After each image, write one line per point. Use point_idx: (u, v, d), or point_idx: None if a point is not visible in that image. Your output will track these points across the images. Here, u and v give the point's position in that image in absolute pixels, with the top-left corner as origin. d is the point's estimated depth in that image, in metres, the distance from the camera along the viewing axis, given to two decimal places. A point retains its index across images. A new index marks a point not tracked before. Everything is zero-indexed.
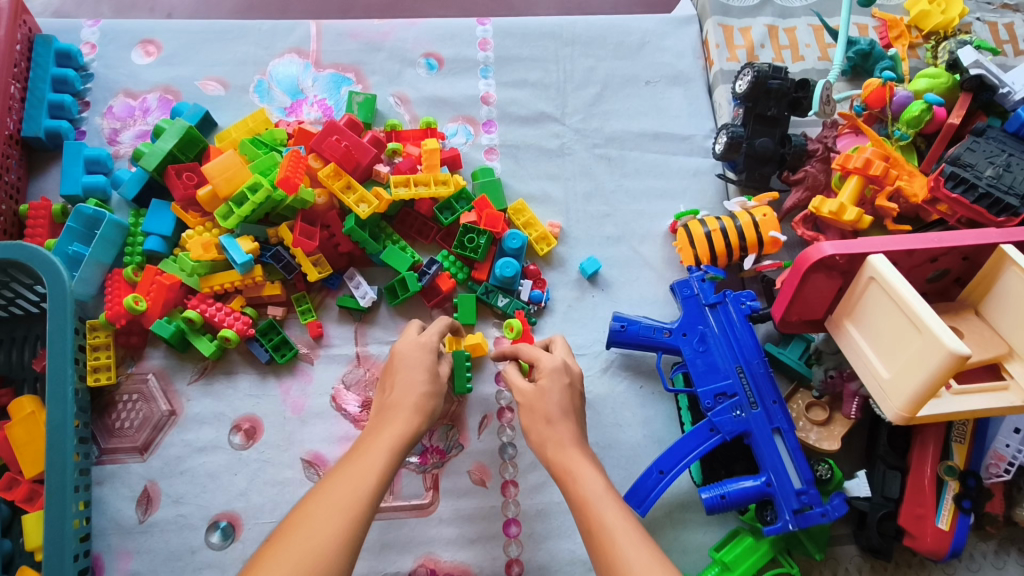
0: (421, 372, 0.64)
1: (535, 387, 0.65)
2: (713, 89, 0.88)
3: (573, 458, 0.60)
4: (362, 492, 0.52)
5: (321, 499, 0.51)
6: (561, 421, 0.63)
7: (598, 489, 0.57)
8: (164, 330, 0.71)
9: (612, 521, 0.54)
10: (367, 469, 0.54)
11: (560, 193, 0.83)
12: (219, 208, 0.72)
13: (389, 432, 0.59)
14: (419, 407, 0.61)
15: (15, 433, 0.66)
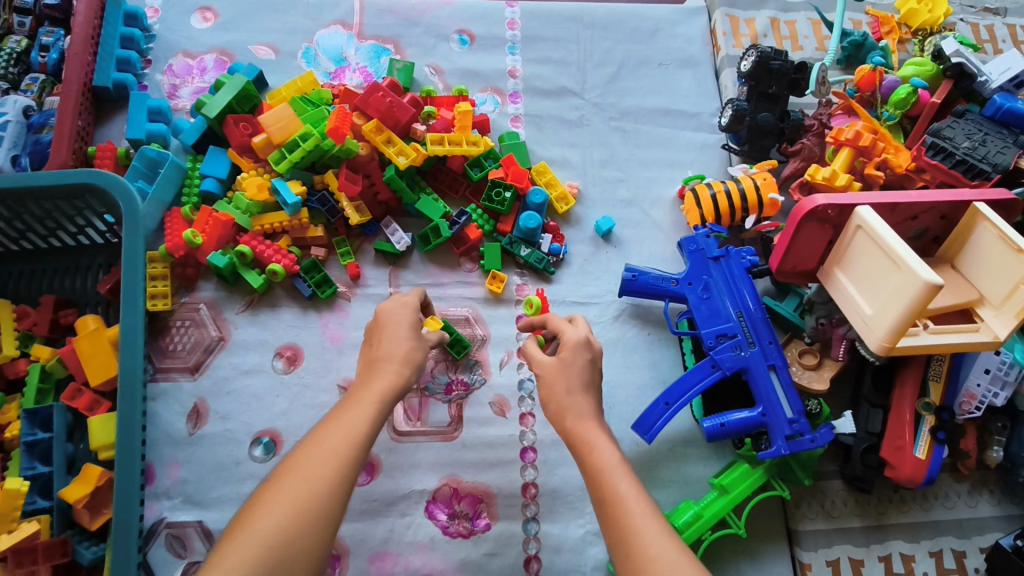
0: (405, 328, 0.67)
1: (556, 361, 0.67)
2: (720, 72, 0.96)
3: (589, 429, 0.62)
4: (360, 436, 0.56)
5: (321, 440, 0.55)
6: (578, 395, 0.65)
7: (613, 460, 0.59)
8: (219, 261, 0.77)
9: (622, 489, 0.57)
10: (362, 415, 0.57)
11: (578, 159, 0.91)
12: (273, 153, 0.80)
13: (381, 380, 0.62)
14: (405, 356, 0.64)
15: (82, 346, 0.73)
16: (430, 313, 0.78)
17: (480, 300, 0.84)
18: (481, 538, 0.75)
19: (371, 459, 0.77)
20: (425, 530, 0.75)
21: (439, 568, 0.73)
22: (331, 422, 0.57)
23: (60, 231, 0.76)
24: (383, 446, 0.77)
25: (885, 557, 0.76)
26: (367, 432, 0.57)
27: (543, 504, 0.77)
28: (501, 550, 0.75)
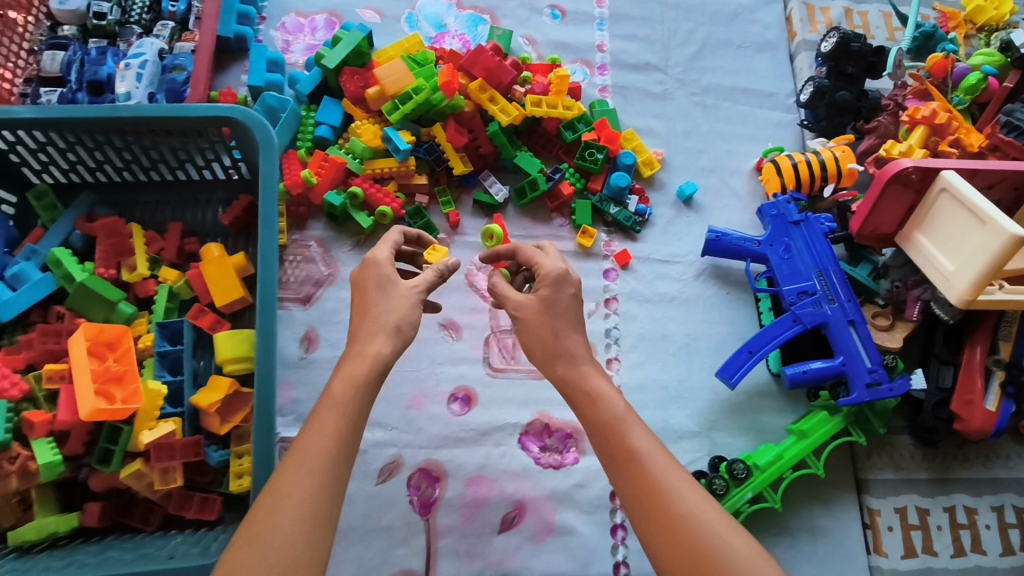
0: (378, 292, 0.63)
1: (538, 302, 0.65)
2: (795, 56, 1.02)
3: (585, 375, 0.63)
4: (327, 460, 0.52)
5: (278, 480, 0.51)
6: (562, 340, 0.64)
7: (619, 410, 0.60)
8: (335, 200, 0.83)
9: (636, 442, 0.57)
10: (325, 433, 0.53)
11: (662, 129, 0.96)
12: (386, 104, 0.85)
13: (338, 380, 0.57)
14: (380, 328, 0.60)
15: (207, 271, 0.78)
16: (431, 244, 0.74)
17: (570, 253, 0.89)
18: (571, 470, 0.81)
19: (468, 393, 0.82)
20: (518, 459, 0.81)
21: (532, 494, 0.79)
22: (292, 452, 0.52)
23: (189, 164, 0.81)
24: (480, 380, 0.83)
25: (950, 508, 0.81)
26: (338, 445, 0.53)
27: None
28: (588, 482, 0.81)
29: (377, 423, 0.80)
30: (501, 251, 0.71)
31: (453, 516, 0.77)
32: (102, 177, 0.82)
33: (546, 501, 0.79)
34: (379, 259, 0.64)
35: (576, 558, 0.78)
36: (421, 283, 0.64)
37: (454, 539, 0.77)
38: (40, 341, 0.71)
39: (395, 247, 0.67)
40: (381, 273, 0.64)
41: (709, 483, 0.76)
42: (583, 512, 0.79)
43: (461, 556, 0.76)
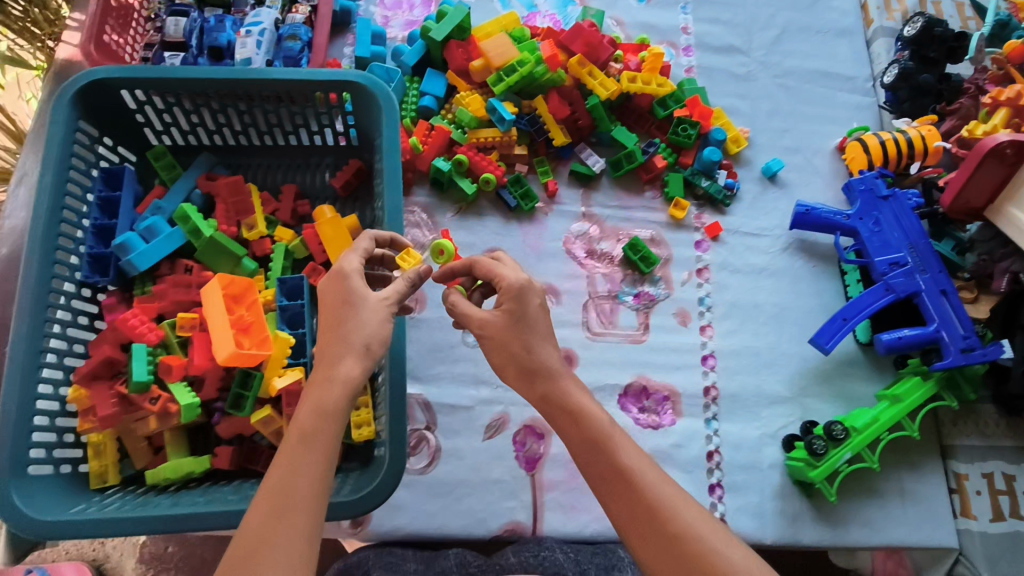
0: (346, 308, 0.57)
1: (503, 318, 0.60)
2: (872, 42, 1.06)
3: (564, 389, 0.58)
4: (308, 502, 0.47)
5: (250, 527, 0.46)
6: (535, 352, 0.59)
7: (605, 425, 0.56)
8: (443, 165, 0.86)
9: (627, 460, 0.54)
10: (307, 474, 0.48)
11: (747, 108, 1.00)
12: (491, 75, 0.88)
13: (304, 411, 0.52)
14: (347, 350, 0.55)
15: (323, 231, 0.81)
16: (403, 248, 0.69)
17: (662, 224, 0.92)
18: (669, 432, 0.84)
19: (569, 354, 0.85)
20: (619, 420, 0.84)
21: None
22: (264, 494, 0.48)
23: (303, 129, 0.84)
24: (580, 342, 0.86)
25: None
26: (320, 482, 0.49)
27: (723, 406, 0.86)
28: (686, 443, 0.84)
29: (484, 381, 0.83)
30: (456, 268, 0.66)
31: (560, 471, 0.81)
32: (219, 139, 0.85)
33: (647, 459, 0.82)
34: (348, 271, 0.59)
35: None
36: (393, 295, 0.59)
37: (559, 493, 0.80)
38: (171, 291, 0.74)
39: (367, 255, 0.62)
40: (350, 286, 0.59)
41: (809, 444, 0.79)
42: (682, 471, 0.82)
43: (566, 509, 0.80)
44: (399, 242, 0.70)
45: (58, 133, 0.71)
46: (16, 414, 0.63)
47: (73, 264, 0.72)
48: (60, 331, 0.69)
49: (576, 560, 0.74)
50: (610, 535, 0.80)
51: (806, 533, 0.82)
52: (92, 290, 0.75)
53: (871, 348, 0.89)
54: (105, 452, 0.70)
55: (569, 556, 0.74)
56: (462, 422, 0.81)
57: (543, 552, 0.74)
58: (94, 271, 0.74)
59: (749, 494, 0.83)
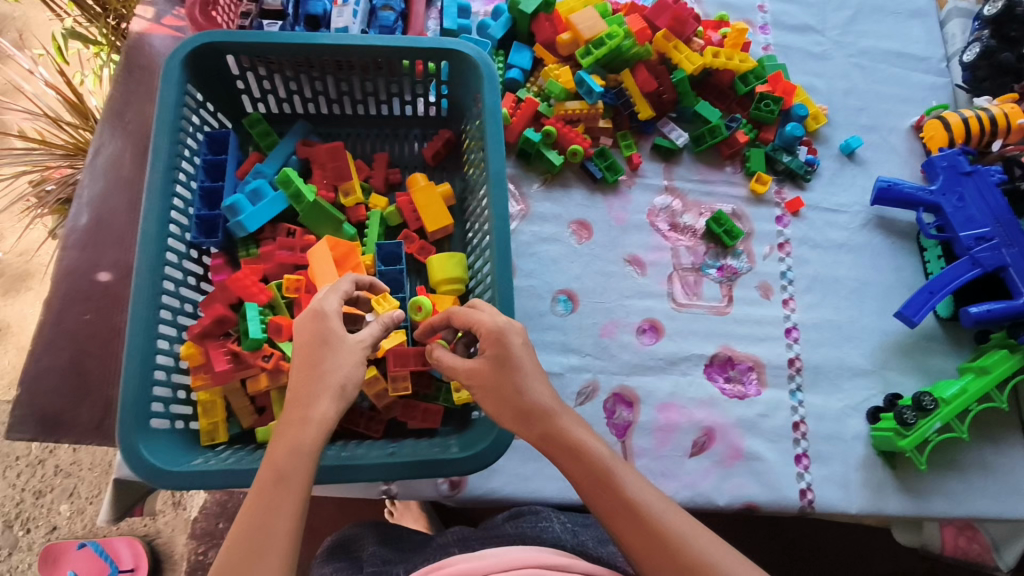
0: (323, 347, 0.59)
1: (490, 363, 0.60)
2: (946, 23, 1.08)
3: (563, 426, 0.59)
4: (285, 537, 0.50)
5: (232, 562, 0.48)
6: (528, 391, 0.59)
7: (606, 457, 0.57)
8: (533, 136, 0.87)
9: (631, 492, 0.55)
10: (281, 512, 0.50)
11: (823, 86, 1.02)
12: (580, 49, 0.89)
13: (283, 450, 0.54)
14: (324, 390, 0.57)
15: (417, 198, 0.82)
16: (380, 292, 0.71)
17: (743, 199, 0.94)
18: (754, 401, 0.85)
19: (655, 324, 0.87)
20: (706, 388, 0.85)
21: (720, 421, 0.83)
22: (241, 530, 0.50)
23: (396, 99, 0.86)
24: (666, 313, 0.87)
25: None
26: (294, 519, 0.51)
27: (807, 377, 0.87)
28: (771, 413, 0.84)
29: (573, 349, 0.84)
30: (435, 322, 0.66)
31: (648, 439, 0.81)
32: (312, 108, 0.87)
33: (734, 428, 0.83)
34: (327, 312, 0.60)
35: (764, 482, 0.81)
36: (369, 338, 0.61)
37: (648, 460, 0.80)
38: (277, 253, 0.76)
39: (347, 295, 0.64)
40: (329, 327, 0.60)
41: (899, 414, 0.79)
42: (768, 441, 0.83)
43: (656, 476, 0.80)
44: (377, 286, 0.71)
45: (173, 96, 0.72)
46: (140, 367, 0.64)
47: (184, 224, 0.73)
48: (174, 290, 0.71)
49: (574, 530, 0.71)
50: (699, 501, 0.79)
51: (890, 502, 0.82)
52: (198, 252, 0.76)
53: (950, 323, 0.90)
54: (214, 410, 0.71)
55: (566, 527, 0.71)
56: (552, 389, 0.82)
57: (541, 523, 0.71)
58: (201, 232, 0.75)
59: (834, 464, 0.83)
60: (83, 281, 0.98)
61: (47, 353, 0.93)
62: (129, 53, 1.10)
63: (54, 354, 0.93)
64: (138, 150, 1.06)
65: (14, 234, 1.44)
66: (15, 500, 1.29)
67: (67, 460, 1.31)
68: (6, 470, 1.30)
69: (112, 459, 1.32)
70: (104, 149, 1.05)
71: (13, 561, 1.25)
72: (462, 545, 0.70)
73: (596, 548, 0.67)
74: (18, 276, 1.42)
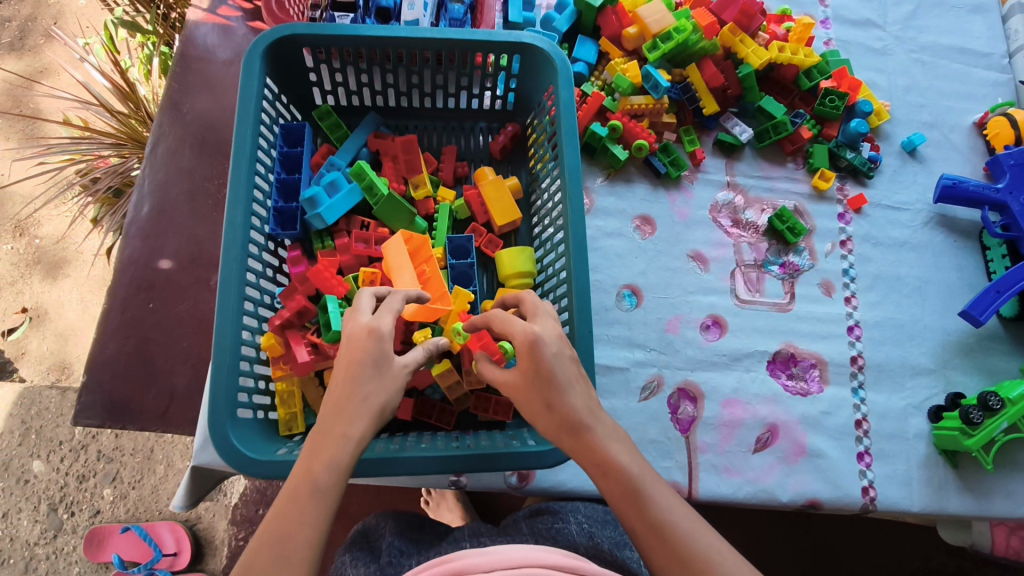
0: (369, 369, 0.57)
1: (523, 376, 0.59)
2: (1008, 18, 1.07)
3: (595, 438, 0.56)
4: (307, 549, 0.48)
5: (254, 567, 0.46)
6: (561, 404, 0.57)
7: (635, 473, 0.55)
8: (600, 131, 0.88)
9: (659, 513, 0.52)
10: (307, 523, 0.49)
11: (884, 82, 1.01)
12: (647, 43, 0.91)
13: (319, 463, 0.52)
14: (364, 411, 0.55)
15: (487, 192, 0.84)
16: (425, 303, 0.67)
17: (805, 195, 0.94)
18: (817, 399, 0.85)
19: (718, 320, 0.87)
20: (769, 386, 0.85)
21: (783, 418, 0.83)
22: (263, 541, 0.48)
23: (465, 92, 0.88)
24: (729, 309, 0.87)
25: None
26: (320, 531, 0.49)
27: (870, 375, 0.86)
28: (835, 410, 0.84)
29: (638, 344, 0.85)
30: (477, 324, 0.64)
31: (712, 434, 0.81)
32: (381, 100, 0.89)
33: (798, 425, 0.83)
34: (382, 332, 0.59)
35: (828, 480, 0.81)
36: (413, 363, 0.60)
37: (713, 455, 0.81)
38: (353, 245, 0.77)
39: (398, 314, 0.62)
40: (381, 347, 0.59)
41: (965, 413, 0.79)
42: (831, 438, 0.83)
43: (719, 471, 0.80)
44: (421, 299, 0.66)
45: (254, 89, 0.74)
46: (230, 357, 0.65)
47: (264, 217, 0.74)
48: (254, 281, 0.72)
49: (590, 532, 0.71)
50: (763, 498, 0.79)
51: (951, 502, 0.82)
52: (274, 244, 0.77)
53: (1013, 323, 0.90)
54: (292, 400, 0.72)
55: (583, 528, 0.72)
56: (617, 383, 0.82)
57: (557, 524, 0.71)
58: (279, 225, 0.77)
59: (896, 463, 0.83)
60: (146, 269, 0.99)
61: (111, 340, 0.94)
62: (186, 42, 1.11)
63: (119, 341, 0.95)
64: (195, 140, 1.07)
65: (54, 221, 1.44)
66: (59, 484, 1.31)
67: (109, 446, 1.33)
68: (49, 455, 1.33)
69: (153, 446, 1.33)
70: (162, 138, 1.06)
71: (58, 543, 1.28)
72: (474, 541, 0.72)
73: (612, 551, 0.68)
74: (55, 262, 1.42)
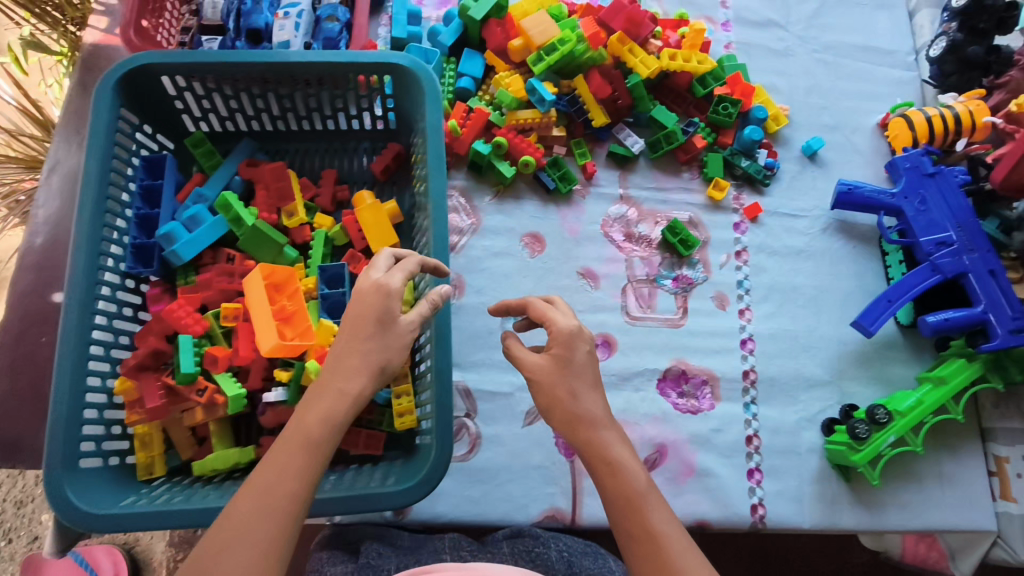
0: (373, 326, 0.57)
1: (551, 362, 0.59)
2: (915, 14, 1.05)
3: (606, 440, 0.55)
4: (292, 500, 0.48)
5: (241, 511, 0.47)
6: (579, 402, 0.57)
7: (641, 483, 0.53)
8: (482, 149, 0.86)
9: (656, 523, 0.51)
10: (295, 473, 0.49)
11: (785, 86, 0.99)
12: (530, 56, 0.88)
13: (314, 417, 0.52)
14: (365, 366, 0.55)
15: (364, 216, 0.81)
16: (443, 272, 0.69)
17: (700, 206, 0.92)
18: (708, 416, 0.83)
19: (608, 339, 0.85)
20: (659, 404, 0.83)
21: (672, 438, 0.82)
22: (251, 487, 0.48)
23: (342, 113, 0.85)
24: (618, 327, 0.86)
25: None
26: (308, 484, 0.49)
27: (762, 390, 0.85)
28: (725, 427, 0.83)
29: None
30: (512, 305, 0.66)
31: None
32: (256, 125, 0.87)
33: (687, 444, 0.82)
34: (392, 289, 0.58)
35: (716, 499, 0.79)
36: (417, 319, 0.59)
37: None
38: (216, 280, 0.75)
39: (413, 275, 0.61)
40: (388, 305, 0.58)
41: (852, 427, 0.78)
42: (721, 456, 0.82)
43: None
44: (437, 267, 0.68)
45: (105, 120, 0.72)
46: (68, 407, 0.63)
47: (120, 255, 0.73)
48: (107, 323, 0.70)
49: (569, 561, 0.71)
50: None
51: (844, 516, 0.81)
52: (134, 281, 0.76)
53: (911, 330, 0.88)
54: (152, 444, 0.71)
55: (563, 556, 0.71)
56: (501, 409, 0.81)
57: (537, 548, 0.72)
58: (137, 261, 0.75)
59: (788, 479, 0.82)
60: (38, 302, 0.97)
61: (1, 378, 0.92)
62: (85, 63, 1.07)
63: (9, 379, 0.92)
64: None
65: None
66: None
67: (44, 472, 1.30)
68: None
69: None
70: (60, 164, 1.03)
71: None
72: (455, 555, 0.71)
73: None
74: None
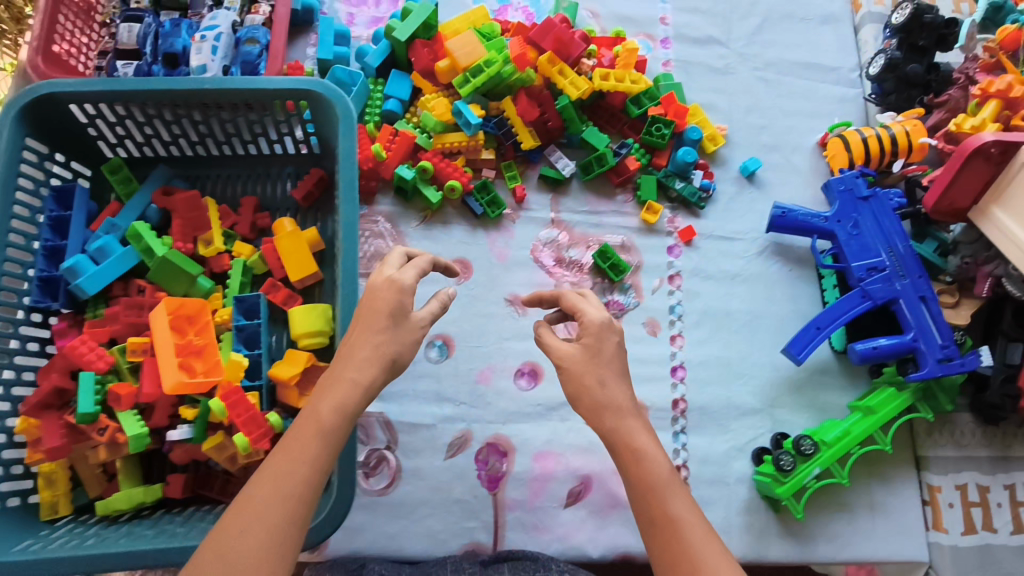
0: (386, 319, 0.56)
1: (581, 351, 0.57)
2: (859, 28, 1.03)
3: (631, 428, 0.54)
4: (305, 486, 0.48)
5: (254, 495, 0.47)
6: (607, 388, 0.55)
7: (664, 472, 0.52)
8: (406, 174, 0.84)
9: (677, 511, 0.50)
10: (307, 459, 0.49)
11: (724, 105, 0.97)
12: (457, 77, 0.86)
13: (327, 404, 0.52)
14: (377, 357, 0.54)
15: (282, 245, 0.80)
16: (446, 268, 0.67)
17: (634, 229, 0.90)
18: None
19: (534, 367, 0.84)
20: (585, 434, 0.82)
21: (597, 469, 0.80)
22: (265, 472, 0.48)
23: (262, 137, 0.84)
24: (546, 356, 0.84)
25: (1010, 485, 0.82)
26: (321, 470, 0.49)
27: (692, 419, 0.83)
28: None
29: (447, 398, 0.81)
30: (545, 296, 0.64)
31: (522, 490, 0.79)
32: (175, 151, 0.85)
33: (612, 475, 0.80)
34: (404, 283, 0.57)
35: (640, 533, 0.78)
36: (429, 316, 0.58)
37: (521, 513, 0.78)
38: (123, 314, 0.74)
39: (425, 272, 0.60)
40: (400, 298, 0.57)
41: (776, 459, 0.77)
42: None
43: (528, 528, 0.78)
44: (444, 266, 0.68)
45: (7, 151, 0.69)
46: None
47: (22, 289, 0.71)
48: (8, 360, 0.68)
49: None
50: (572, 555, 0.77)
51: (772, 548, 0.80)
52: (40, 315, 0.74)
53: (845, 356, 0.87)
54: (57, 482, 0.69)
55: None
56: (422, 442, 0.80)
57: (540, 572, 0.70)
58: (44, 295, 0.74)
59: (715, 510, 0.80)
60: None
61: None
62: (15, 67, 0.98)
63: None
64: None
65: None
66: None
67: None
68: None
69: None
70: None
71: None
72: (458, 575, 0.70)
73: None
74: None
